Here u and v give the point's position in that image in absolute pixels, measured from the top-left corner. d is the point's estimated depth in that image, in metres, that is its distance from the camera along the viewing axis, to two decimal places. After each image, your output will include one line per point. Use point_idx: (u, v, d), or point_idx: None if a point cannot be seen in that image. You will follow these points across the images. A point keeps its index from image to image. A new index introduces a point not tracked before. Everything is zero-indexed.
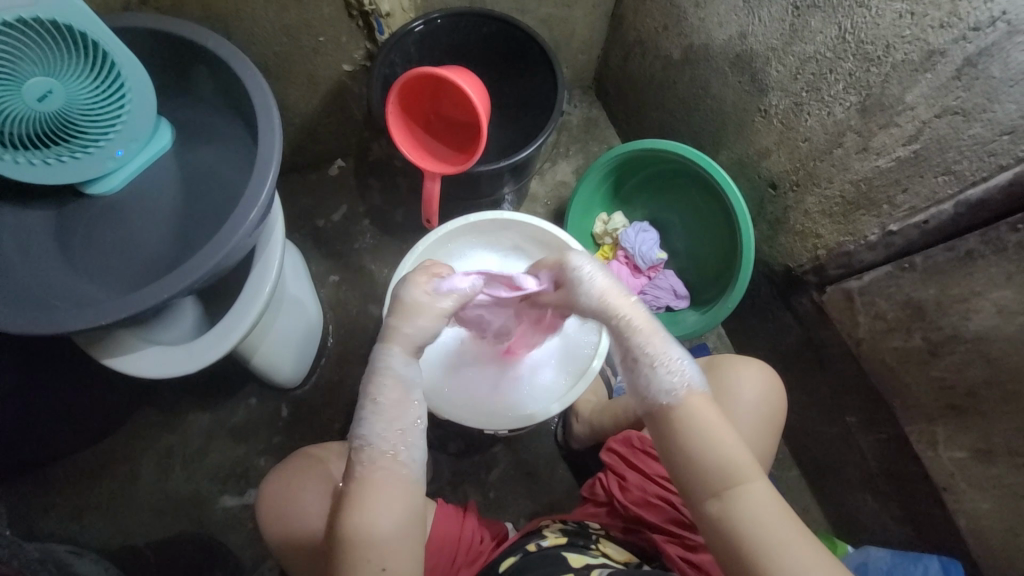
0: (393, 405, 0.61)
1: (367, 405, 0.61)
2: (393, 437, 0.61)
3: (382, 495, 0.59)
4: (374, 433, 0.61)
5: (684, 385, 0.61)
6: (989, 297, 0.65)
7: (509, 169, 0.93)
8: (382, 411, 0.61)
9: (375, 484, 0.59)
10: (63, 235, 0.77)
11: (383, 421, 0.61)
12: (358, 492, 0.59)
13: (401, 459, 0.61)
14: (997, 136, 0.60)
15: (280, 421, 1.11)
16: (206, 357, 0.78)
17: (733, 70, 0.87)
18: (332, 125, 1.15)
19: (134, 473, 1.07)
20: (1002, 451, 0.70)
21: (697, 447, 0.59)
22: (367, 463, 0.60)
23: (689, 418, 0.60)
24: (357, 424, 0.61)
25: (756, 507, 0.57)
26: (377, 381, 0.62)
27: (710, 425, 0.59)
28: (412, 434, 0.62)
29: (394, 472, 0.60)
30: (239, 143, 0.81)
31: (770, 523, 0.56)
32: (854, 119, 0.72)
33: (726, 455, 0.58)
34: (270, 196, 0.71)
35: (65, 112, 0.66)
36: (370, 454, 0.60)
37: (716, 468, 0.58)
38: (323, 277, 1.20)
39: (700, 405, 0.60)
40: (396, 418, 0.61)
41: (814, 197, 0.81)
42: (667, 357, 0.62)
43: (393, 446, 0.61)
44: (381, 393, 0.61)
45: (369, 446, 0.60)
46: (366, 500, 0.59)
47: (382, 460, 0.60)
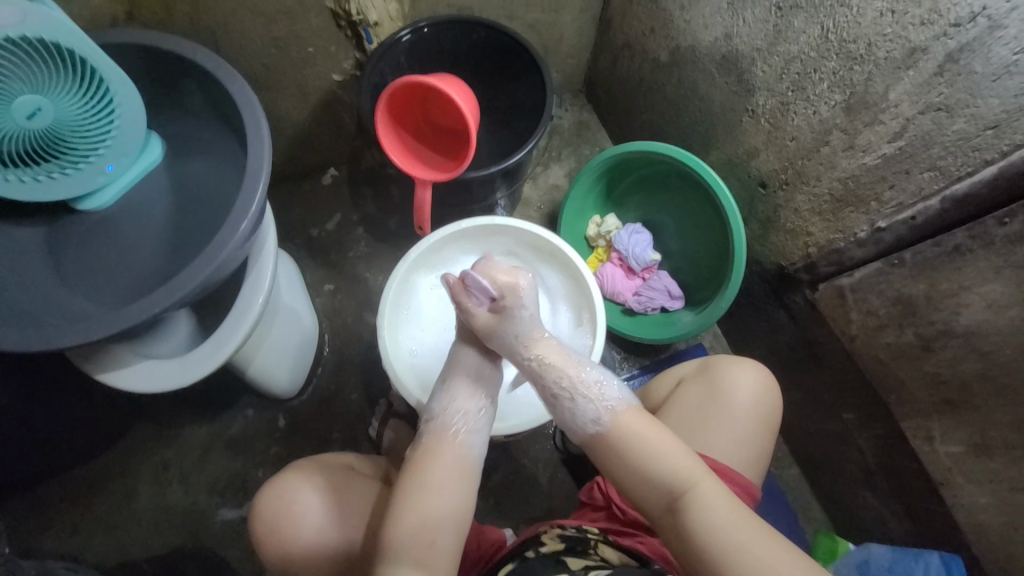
0: (467, 391, 0.71)
1: (441, 386, 0.71)
2: (462, 414, 0.69)
3: (443, 466, 0.65)
4: (447, 407, 0.69)
5: (607, 411, 0.66)
6: (979, 292, 0.66)
7: (500, 174, 0.93)
8: (452, 391, 0.70)
9: (438, 453, 0.66)
10: (56, 251, 0.77)
11: (455, 399, 0.70)
12: (424, 457, 0.66)
13: (464, 438, 0.68)
14: (980, 131, 0.61)
15: (277, 432, 1.10)
16: (201, 370, 0.78)
17: (719, 71, 0.87)
18: (324, 134, 1.15)
19: (132, 488, 1.07)
20: (997, 444, 0.69)
21: (641, 468, 0.63)
22: (435, 433, 0.68)
23: (625, 441, 0.64)
24: (431, 402, 0.71)
25: (710, 511, 0.60)
26: (452, 367, 0.73)
27: (650, 444, 0.63)
28: (476, 417, 0.69)
29: (458, 447, 0.67)
30: (229, 156, 0.81)
31: (727, 526, 0.58)
32: (839, 117, 0.73)
33: (670, 470, 0.62)
34: (261, 208, 0.71)
35: (53, 129, 0.66)
36: (438, 426, 0.68)
37: (662, 484, 0.62)
38: (318, 286, 1.20)
39: (636, 424, 0.65)
40: (464, 401, 0.70)
41: (804, 196, 0.82)
42: (586, 387, 0.68)
43: (457, 423, 0.68)
44: (454, 377, 0.72)
45: (438, 420, 0.68)
46: (428, 468, 0.65)
47: (448, 435, 0.67)
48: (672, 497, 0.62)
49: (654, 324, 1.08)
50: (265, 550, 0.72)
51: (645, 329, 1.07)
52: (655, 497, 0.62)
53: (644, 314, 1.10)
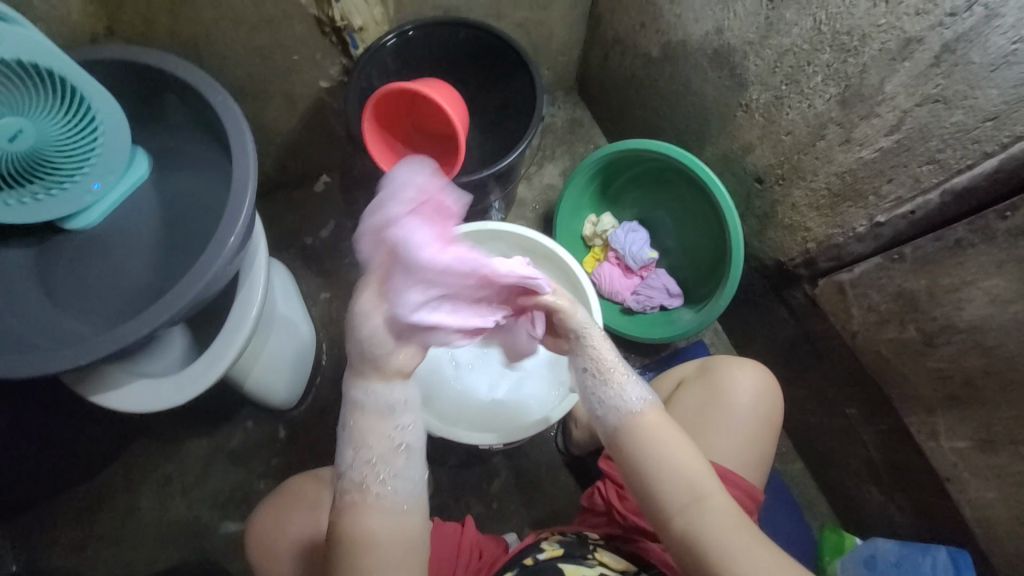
0: (372, 440, 0.58)
1: (344, 435, 0.59)
2: (368, 468, 0.58)
3: (365, 515, 0.57)
4: (349, 461, 0.58)
5: (640, 398, 0.63)
6: (981, 286, 0.64)
7: (492, 177, 0.92)
8: (362, 439, 0.58)
9: (357, 514, 0.57)
10: (45, 272, 0.76)
11: (358, 450, 0.58)
12: (342, 523, 0.57)
13: (378, 490, 0.58)
14: (979, 123, 0.59)
15: (278, 443, 1.10)
16: (194, 387, 0.77)
17: (711, 66, 0.86)
18: (314, 141, 1.14)
19: (134, 503, 1.07)
20: (1003, 440, 0.68)
21: (655, 472, 0.60)
22: (348, 495, 0.58)
23: (648, 435, 0.61)
24: (339, 451, 0.60)
25: (721, 526, 0.58)
26: (353, 413, 0.59)
27: (667, 445, 0.60)
28: (392, 461, 0.58)
29: (378, 502, 0.57)
30: (216, 168, 0.80)
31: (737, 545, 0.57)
32: (835, 110, 0.71)
33: (685, 472, 0.59)
34: (249, 222, 0.70)
35: (37, 149, 0.65)
36: (352, 487, 0.58)
37: (671, 490, 0.59)
38: (314, 294, 1.20)
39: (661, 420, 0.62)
40: (371, 450, 0.58)
41: (801, 190, 0.80)
42: (622, 372, 0.64)
43: (371, 475, 0.58)
44: (361, 426, 0.58)
45: (345, 475, 0.58)
46: (348, 532, 0.57)
47: (362, 487, 0.58)
48: (681, 504, 0.59)
49: (653, 323, 1.07)
50: (263, 569, 0.72)
51: (644, 328, 1.07)
52: (665, 501, 0.59)
53: (642, 314, 1.09)
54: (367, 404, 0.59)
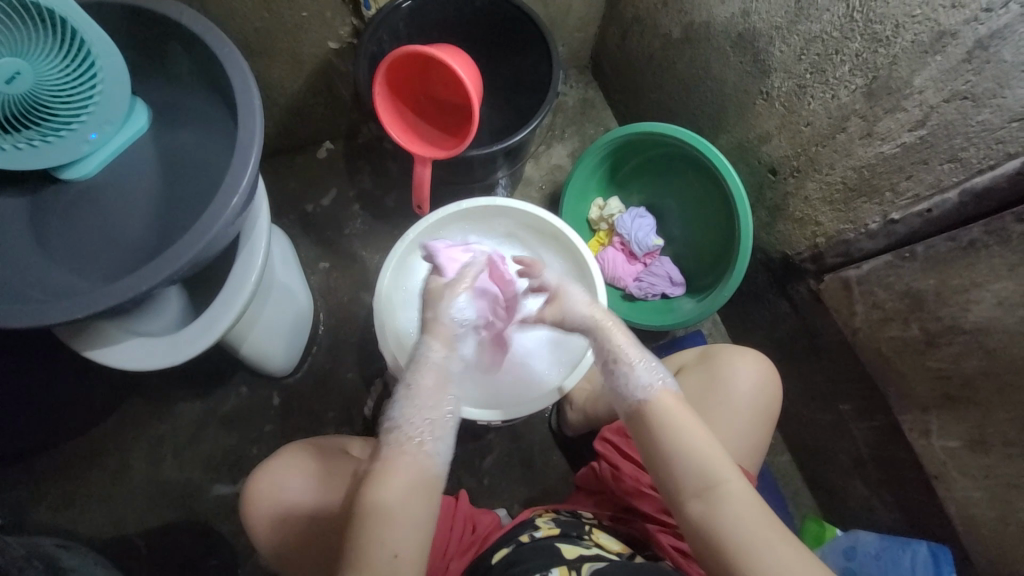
0: (432, 394, 0.63)
1: (402, 390, 0.64)
2: (423, 424, 0.62)
3: (399, 476, 0.59)
4: (404, 416, 0.62)
5: (659, 383, 0.64)
6: (991, 289, 0.64)
7: (502, 153, 0.90)
8: (416, 397, 0.63)
9: (399, 471, 0.59)
10: (38, 223, 0.74)
11: (414, 406, 0.62)
12: (379, 476, 0.59)
13: (427, 449, 0.61)
14: (1006, 123, 0.58)
15: (272, 410, 1.10)
16: (190, 349, 0.76)
17: (734, 50, 0.84)
18: (319, 105, 1.10)
19: (125, 462, 1.06)
20: (995, 441, 0.69)
21: (676, 452, 0.61)
22: (394, 446, 0.60)
23: (667, 419, 0.62)
24: (389, 407, 0.63)
25: (736, 509, 0.58)
26: (417, 368, 0.65)
27: (686, 428, 0.61)
28: (440, 426, 0.62)
29: (420, 464, 0.60)
30: (220, 125, 0.77)
31: (754, 527, 0.57)
32: (859, 103, 0.70)
33: (695, 455, 0.60)
34: (252, 182, 0.68)
35: (34, 95, 0.62)
36: (400, 440, 0.60)
37: (688, 471, 0.60)
38: (313, 263, 1.18)
39: (673, 405, 0.63)
40: (427, 408, 0.62)
41: (815, 184, 0.79)
42: (644, 360, 0.66)
43: (420, 433, 0.61)
44: (420, 379, 0.64)
45: (397, 429, 0.61)
46: (383, 485, 0.58)
47: (408, 446, 0.60)
48: (695, 487, 0.59)
49: (654, 311, 1.07)
50: (258, 531, 0.72)
51: (644, 315, 1.06)
52: (681, 481, 0.60)
53: (644, 300, 1.09)
54: (431, 360, 0.65)
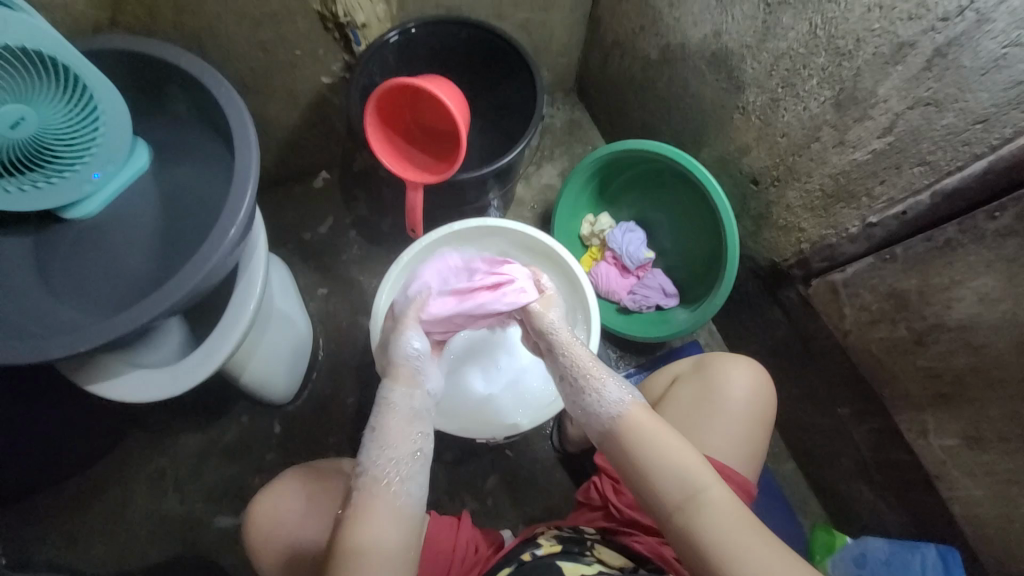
0: (399, 437, 0.62)
1: (370, 434, 0.62)
2: (393, 463, 0.60)
3: (376, 515, 0.58)
4: (373, 460, 0.61)
5: (628, 396, 0.65)
6: (971, 286, 0.66)
7: (492, 175, 0.93)
8: (385, 439, 0.61)
9: (376, 514, 0.58)
10: (42, 262, 0.76)
11: (383, 449, 0.61)
12: (355, 520, 0.58)
13: (396, 489, 0.60)
14: (969, 126, 0.61)
15: (273, 438, 1.10)
16: (190, 379, 0.77)
17: (709, 68, 0.87)
18: (314, 136, 1.14)
19: (126, 497, 1.06)
20: (992, 437, 0.70)
21: (653, 464, 0.61)
22: (365, 490, 0.59)
23: (639, 437, 0.62)
24: (360, 452, 0.62)
25: (718, 516, 0.58)
26: (383, 413, 0.63)
27: (657, 441, 0.62)
28: (409, 466, 0.61)
29: (394, 505, 0.59)
30: (218, 161, 0.80)
31: (734, 533, 0.57)
32: (829, 113, 0.73)
33: (675, 469, 0.60)
34: (249, 214, 0.71)
35: (38, 138, 0.65)
36: (370, 483, 0.59)
37: (666, 483, 0.60)
38: (311, 290, 1.20)
39: (643, 421, 0.63)
40: (395, 448, 0.61)
41: (796, 192, 0.82)
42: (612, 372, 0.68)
43: (390, 474, 0.60)
44: (387, 423, 0.63)
45: (368, 471, 0.60)
46: (364, 524, 0.57)
47: (379, 488, 0.59)
48: (676, 501, 0.60)
49: (649, 323, 1.08)
50: (261, 557, 0.72)
51: (639, 327, 1.08)
52: (660, 494, 0.60)
53: (639, 313, 1.10)
54: (396, 404, 0.64)
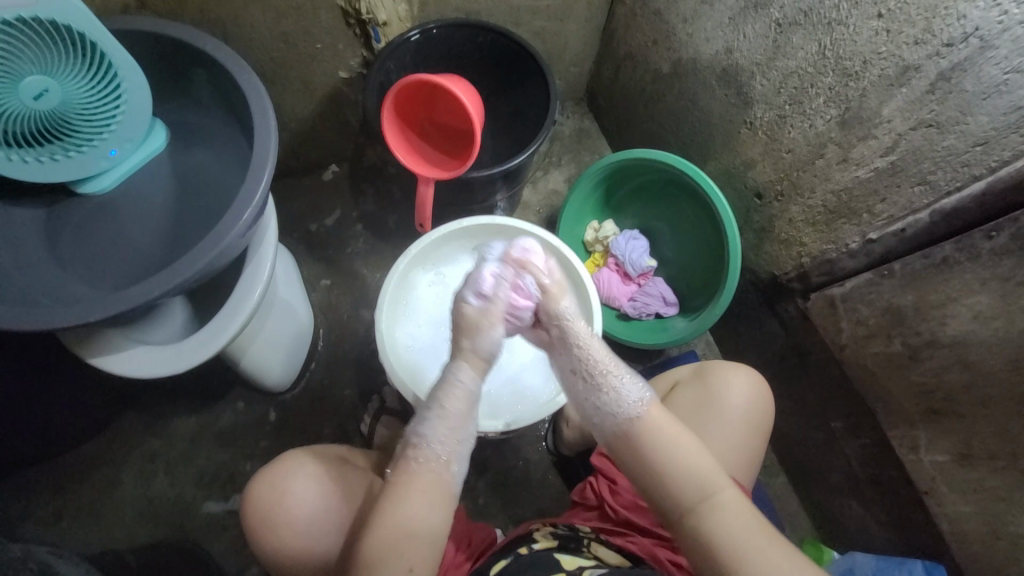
0: (458, 415, 0.64)
1: (434, 409, 0.64)
2: (450, 443, 0.63)
3: (421, 492, 0.62)
4: (434, 434, 0.63)
5: (647, 395, 0.66)
6: (966, 303, 0.67)
7: (501, 175, 0.94)
8: (447, 417, 0.63)
9: (422, 485, 0.62)
10: (53, 235, 0.77)
11: (445, 425, 0.63)
12: (398, 486, 0.62)
13: (450, 468, 0.63)
14: (969, 148, 0.63)
15: (268, 425, 1.09)
16: (193, 357, 0.78)
17: (720, 83, 0.90)
18: (327, 129, 1.16)
19: (117, 477, 1.05)
20: (981, 454, 0.71)
21: (669, 467, 0.62)
22: (419, 462, 0.62)
23: (655, 438, 0.63)
24: (418, 423, 0.64)
25: (734, 522, 0.59)
26: (448, 391, 0.64)
27: (675, 445, 0.63)
28: (461, 446, 0.64)
29: (437, 478, 0.62)
30: (234, 146, 0.81)
31: (747, 537, 0.59)
32: (834, 131, 0.75)
33: (695, 472, 0.62)
34: (265, 197, 0.72)
35: (59, 111, 0.66)
36: (422, 456, 0.62)
37: (682, 485, 0.61)
38: (315, 281, 1.20)
39: (656, 421, 0.64)
40: (456, 427, 0.63)
41: (798, 207, 0.84)
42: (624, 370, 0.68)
43: (446, 452, 0.63)
44: (449, 403, 0.64)
45: (426, 445, 0.62)
46: (409, 498, 0.61)
47: (434, 462, 0.62)
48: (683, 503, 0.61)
49: (648, 330, 1.10)
50: (258, 534, 0.72)
51: (639, 334, 1.09)
52: (675, 496, 0.61)
53: (638, 320, 1.12)
54: (460, 381, 0.64)
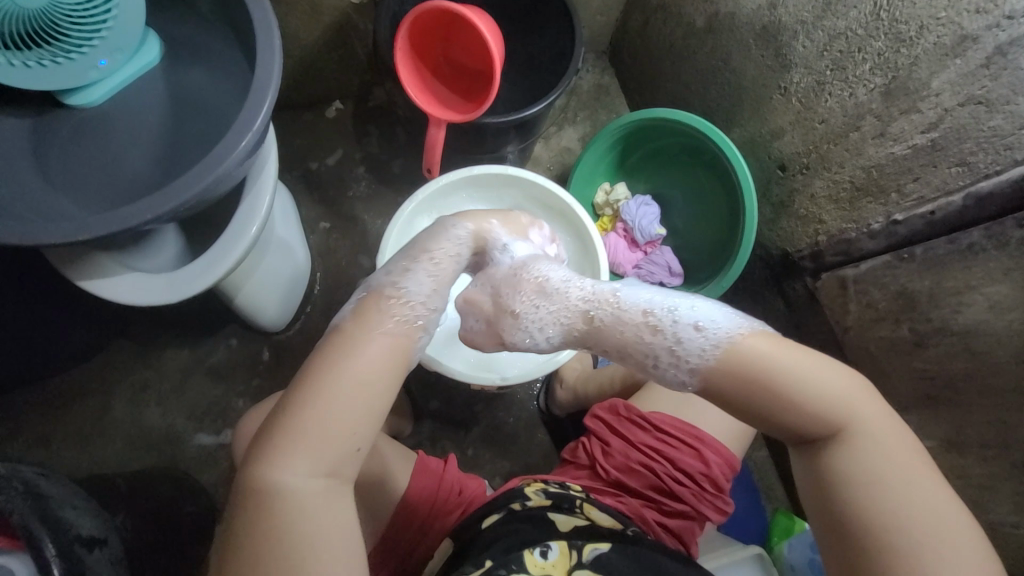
0: (444, 274, 0.61)
1: (423, 260, 0.60)
2: (427, 303, 0.59)
3: (379, 346, 0.55)
4: (415, 286, 0.59)
5: (686, 374, 0.55)
6: (983, 292, 0.66)
7: (516, 124, 0.89)
8: (433, 266, 0.60)
9: (380, 340, 0.55)
10: (37, 149, 0.72)
11: (429, 279, 0.60)
12: (354, 338, 0.55)
13: (418, 331, 0.58)
14: (1016, 130, 0.60)
15: (260, 364, 1.09)
16: (186, 290, 0.75)
17: (757, 42, 0.84)
18: (333, 60, 1.08)
19: (109, 404, 1.05)
20: (972, 442, 0.72)
21: (802, 390, 0.52)
22: (388, 308, 0.57)
23: (760, 363, 0.53)
24: (404, 271, 0.59)
25: (879, 446, 0.52)
26: (438, 242, 0.62)
27: (806, 367, 0.53)
28: (436, 308, 0.59)
29: (400, 330, 0.56)
30: (235, 66, 0.75)
31: (896, 460, 0.51)
32: (876, 102, 0.71)
33: (835, 392, 0.52)
34: (266, 123, 0.67)
35: (48, 12, 0.61)
36: (394, 306, 0.57)
37: (823, 407, 0.52)
38: (313, 222, 1.17)
39: (775, 355, 0.53)
40: (433, 288, 0.59)
41: (823, 182, 0.81)
42: (665, 348, 0.56)
43: (415, 312, 0.58)
44: (437, 253, 0.61)
45: (401, 294, 0.58)
46: (364, 353, 0.54)
47: (402, 316, 0.57)
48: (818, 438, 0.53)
49: None
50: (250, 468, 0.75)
51: None
52: (817, 418, 0.52)
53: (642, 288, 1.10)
54: (454, 239, 0.63)
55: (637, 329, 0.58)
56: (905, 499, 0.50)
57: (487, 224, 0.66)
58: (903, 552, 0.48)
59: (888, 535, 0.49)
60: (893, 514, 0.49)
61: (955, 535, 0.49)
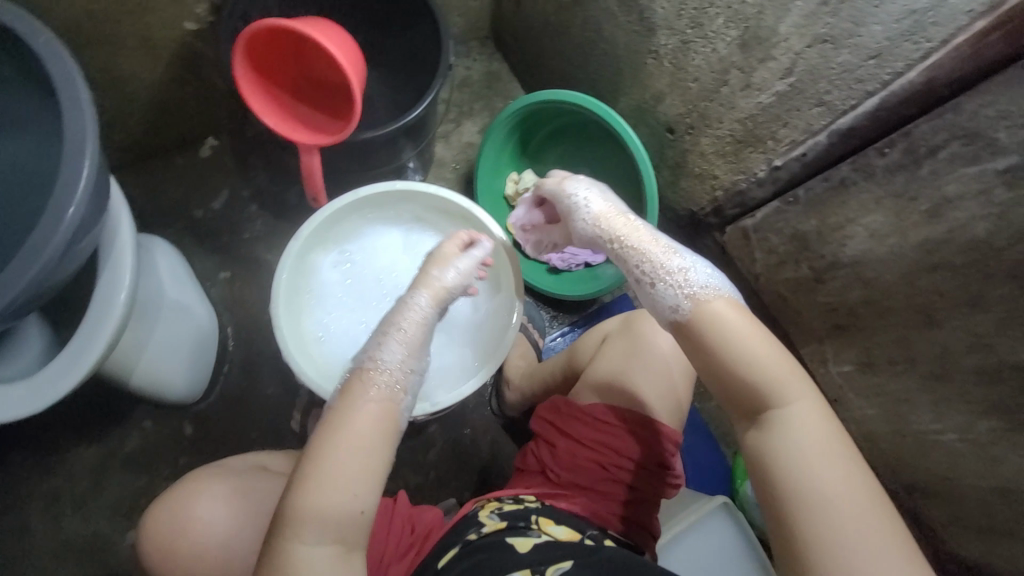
0: (416, 338, 0.57)
1: (389, 329, 0.56)
2: (405, 368, 0.55)
3: (365, 422, 0.52)
4: (391, 357, 0.55)
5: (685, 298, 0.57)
6: (862, 223, 0.71)
7: (400, 133, 0.84)
8: (403, 333, 0.56)
9: (362, 417, 0.52)
10: None
11: (405, 347, 0.56)
12: (338, 420, 0.52)
13: (401, 397, 0.55)
14: (863, 62, 0.63)
15: (185, 440, 0.99)
16: (53, 394, 0.66)
17: (621, 9, 0.82)
18: (189, 96, 0.98)
19: (17, 525, 0.93)
20: (882, 361, 0.75)
21: (753, 374, 0.53)
22: (364, 384, 0.54)
23: (723, 337, 0.55)
24: (375, 343, 0.56)
25: (802, 426, 0.52)
26: (403, 311, 0.58)
27: (755, 346, 0.54)
28: (415, 366, 0.56)
29: (384, 399, 0.53)
30: (42, 125, 0.64)
31: (819, 442, 0.51)
32: (735, 55, 0.72)
33: (767, 374, 0.54)
34: (92, 195, 0.58)
35: None
36: (370, 378, 0.54)
37: (757, 384, 0.54)
38: (212, 274, 1.07)
39: (736, 317, 0.56)
40: (409, 350, 0.56)
41: (709, 138, 0.81)
42: (676, 272, 0.58)
43: (393, 380, 0.54)
44: (402, 322, 0.57)
45: (380, 366, 0.54)
46: (350, 430, 0.51)
47: (378, 390, 0.54)
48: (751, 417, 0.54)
49: (578, 280, 1.06)
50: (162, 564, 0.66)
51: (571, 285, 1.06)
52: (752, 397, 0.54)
53: (568, 271, 1.08)
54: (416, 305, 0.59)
55: (656, 251, 0.61)
56: (818, 477, 0.50)
57: (440, 277, 0.62)
58: (813, 524, 0.49)
59: (798, 508, 0.50)
60: (820, 499, 0.49)
61: (882, 522, 0.49)
